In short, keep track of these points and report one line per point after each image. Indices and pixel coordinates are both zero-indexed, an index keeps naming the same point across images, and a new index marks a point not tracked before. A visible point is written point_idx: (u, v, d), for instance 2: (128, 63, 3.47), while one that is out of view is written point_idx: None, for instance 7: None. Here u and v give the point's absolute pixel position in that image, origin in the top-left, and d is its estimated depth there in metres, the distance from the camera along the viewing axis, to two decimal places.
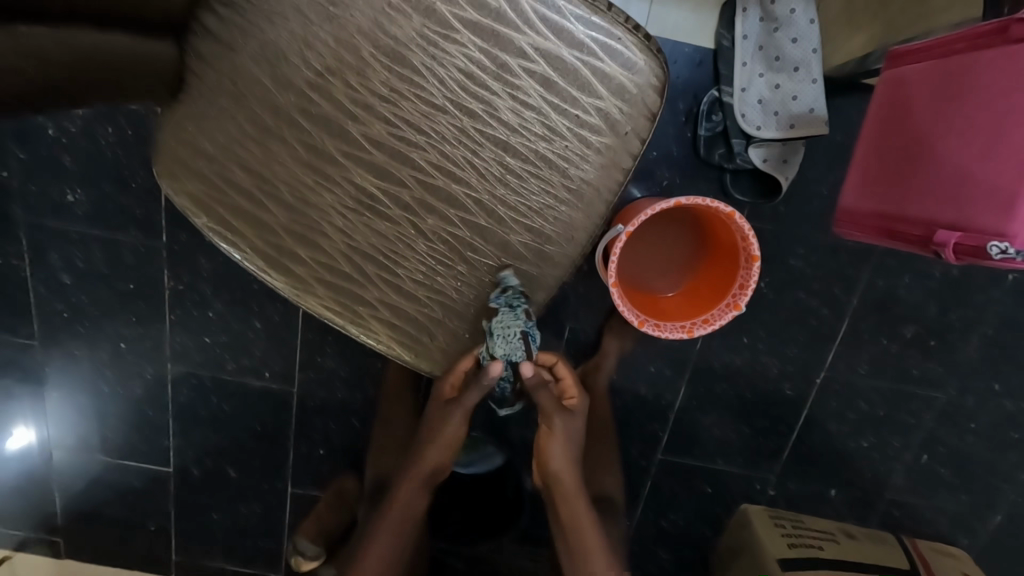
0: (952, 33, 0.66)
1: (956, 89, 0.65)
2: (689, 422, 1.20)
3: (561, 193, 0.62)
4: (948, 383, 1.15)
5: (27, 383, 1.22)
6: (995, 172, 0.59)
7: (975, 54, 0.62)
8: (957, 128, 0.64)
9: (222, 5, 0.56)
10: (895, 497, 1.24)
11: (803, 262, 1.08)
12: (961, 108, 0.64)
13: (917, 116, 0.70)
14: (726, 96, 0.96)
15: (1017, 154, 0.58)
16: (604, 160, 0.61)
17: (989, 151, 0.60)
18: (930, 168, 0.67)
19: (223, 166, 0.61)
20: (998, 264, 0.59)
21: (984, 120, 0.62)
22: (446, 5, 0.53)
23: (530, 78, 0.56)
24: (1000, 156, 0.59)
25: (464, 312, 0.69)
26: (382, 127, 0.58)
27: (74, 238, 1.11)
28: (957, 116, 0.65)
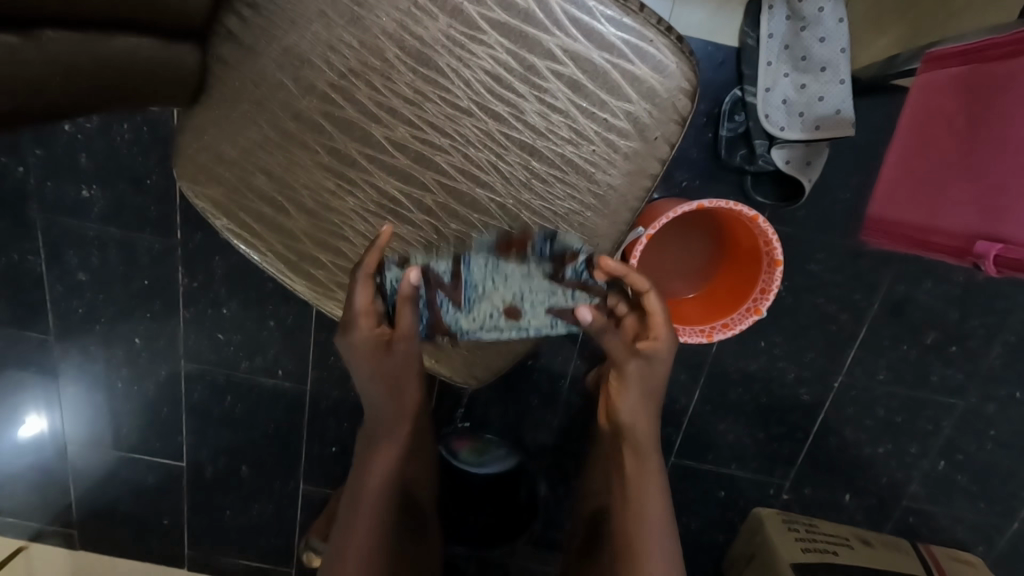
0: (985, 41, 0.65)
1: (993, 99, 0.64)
2: (703, 426, 1.19)
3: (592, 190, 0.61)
4: (968, 390, 1.13)
5: (43, 377, 1.22)
6: None
7: (1010, 62, 0.61)
8: (1001, 128, 0.63)
9: (244, 6, 0.55)
10: (911, 504, 1.22)
11: (823, 266, 1.06)
12: (998, 118, 0.63)
13: (954, 125, 0.69)
14: (749, 96, 0.93)
15: None
16: (632, 164, 0.59)
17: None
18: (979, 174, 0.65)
19: (245, 170, 0.60)
20: None
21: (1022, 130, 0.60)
22: (474, 6, 0.52)
23: (558, 81, 0.55)
24: None
25: None
26: (406, 130, 0.57)
27: (89, 236, 1.11)
28: (995, 127, 0.64)
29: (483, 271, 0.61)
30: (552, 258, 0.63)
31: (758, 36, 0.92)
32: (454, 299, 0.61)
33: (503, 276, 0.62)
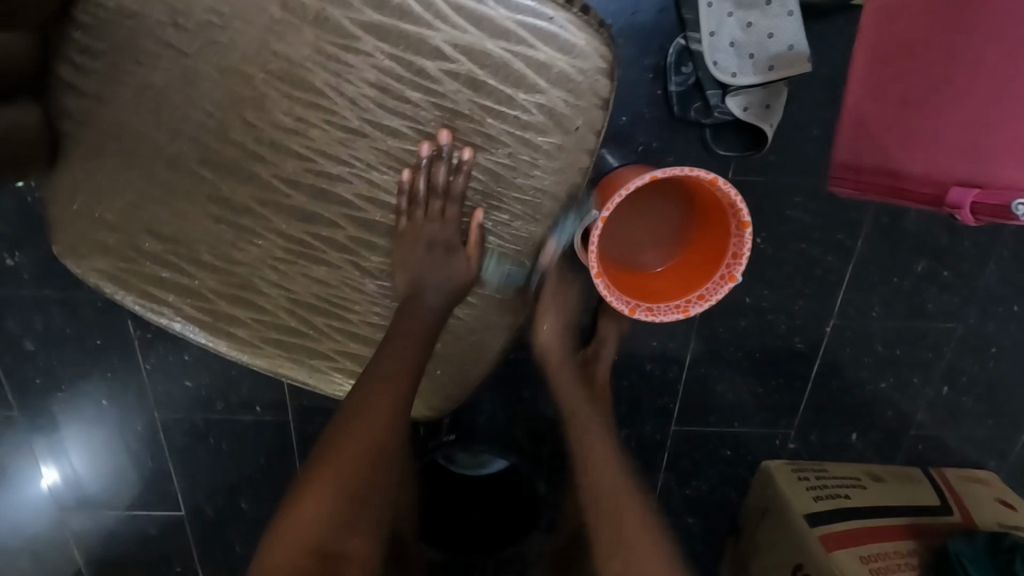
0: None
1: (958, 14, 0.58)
2: (701, 389, 1.09)
3: (581, 152, 0.51)
4: (965, 313, 1.06)
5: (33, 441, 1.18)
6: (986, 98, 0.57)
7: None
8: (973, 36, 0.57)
9: (78, 53, 0.48)
10: (919, 432, 1.17)
11: (803, 212, 0.96)
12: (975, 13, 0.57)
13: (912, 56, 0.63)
14: (694, 44, 0.84)
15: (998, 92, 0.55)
16: (578, 137, 0.51)
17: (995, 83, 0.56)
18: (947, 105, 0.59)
19: (129, 234, 0.54)
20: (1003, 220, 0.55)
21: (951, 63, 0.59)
22: (340, 10, 0.46)
23: (454, 80, 0.48)
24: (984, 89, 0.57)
25: (488, 319, 0.61)
26: (297, 164, 0.51)
27: (26, 302, 1.02)
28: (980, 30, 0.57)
29: (525, 162, 0.52)
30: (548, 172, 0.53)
31: None
32: (528, 173, 0.52)
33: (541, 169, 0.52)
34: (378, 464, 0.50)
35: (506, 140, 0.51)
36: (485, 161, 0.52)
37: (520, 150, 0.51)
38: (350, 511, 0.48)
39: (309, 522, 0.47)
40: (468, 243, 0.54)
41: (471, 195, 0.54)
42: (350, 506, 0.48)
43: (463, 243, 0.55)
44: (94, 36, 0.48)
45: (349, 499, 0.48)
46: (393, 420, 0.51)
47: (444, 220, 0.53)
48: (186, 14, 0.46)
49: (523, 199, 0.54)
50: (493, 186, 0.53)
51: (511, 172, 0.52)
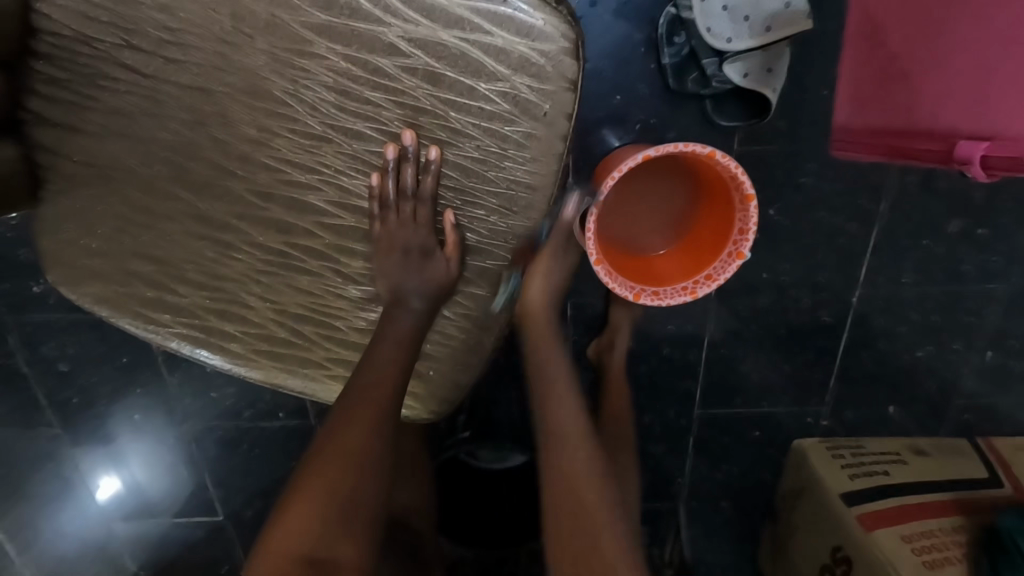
0: None
1: None
2: (725, 371, 1.05)
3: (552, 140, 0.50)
4: (1007, 272, 0.98)
5: (75, 462, 1.20)
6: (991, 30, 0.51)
7: None
8: None
9: (45, 84, 0.50)
10: (965, 402, 1.08)
11: (817, 178, 0.91)
12: None
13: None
14: (685, 12, 0.81)
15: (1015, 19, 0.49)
16: (546, 124, 0.49)
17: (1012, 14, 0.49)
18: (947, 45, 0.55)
19: (120, 257, 0.56)
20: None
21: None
22: (289, 14, 0.45)
23: (413, 76, 0.47)
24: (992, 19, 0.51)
25: (476, 318, 0.60)
26: (268, 176, 0.51)
27: (57, 326, 1.06)
28: None
29: (494, 154, 0.50)
30: (518, 164, 0.51)
31: None
32: (496, 166, 0.51)
33: (508, 160, 0.51)
34: (366, 476, 0.49)
35: (471, 134, 0.49)
36: (453, 158, 0.51)
37: (487, 143, 0.50)
38: (340, 519, 0.48)
39: (298, 519, 0.47)
40: (447, 242, 0.54)
41: (442, 193, 0.52)
42: (338, 509, 0.48)
43: (443, 244, 0.54)
44: (57, 66, 0.49)
45: (337, 511, 0.48)
46: (379, 423, 0.50)
47: (419, 222, 0.52)
48: (140, 36, 0.46)
49: (496, 192, 0.52)
50: (465, 183, 0.52)
51: (479, 166, 0.51)
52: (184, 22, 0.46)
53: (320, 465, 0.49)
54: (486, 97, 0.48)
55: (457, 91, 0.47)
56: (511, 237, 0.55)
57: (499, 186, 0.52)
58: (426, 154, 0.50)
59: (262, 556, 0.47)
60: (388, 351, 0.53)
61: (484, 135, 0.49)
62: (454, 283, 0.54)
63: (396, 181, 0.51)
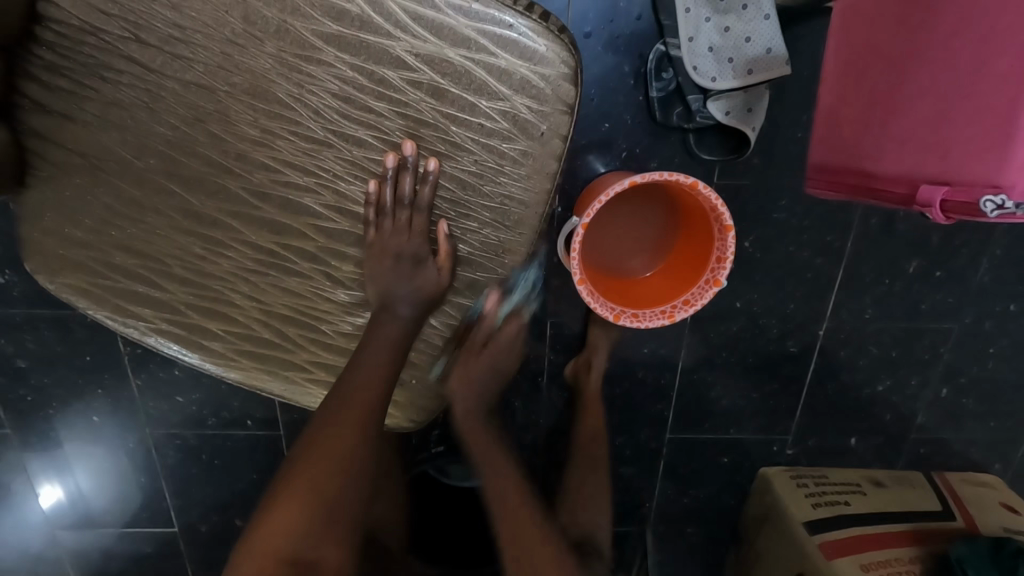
0: None
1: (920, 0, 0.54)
2: (696, 396, 1.08)
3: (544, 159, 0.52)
4: (959, 313, 1.04)
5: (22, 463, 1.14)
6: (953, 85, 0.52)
7: None
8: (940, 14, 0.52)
9: (44, 71, 0.49)
10: (920, 435, 1.13)
11: (788, 214, 0.96)
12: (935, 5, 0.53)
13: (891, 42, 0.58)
14: (673, 49, 0.84)
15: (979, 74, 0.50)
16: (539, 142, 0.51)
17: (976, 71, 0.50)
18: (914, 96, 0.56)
19: (103, 249, 0.55)
20: (998, 221, 0.49)
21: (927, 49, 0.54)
22: (300, 23, 0.46)
23: (417, 89, 0.49)
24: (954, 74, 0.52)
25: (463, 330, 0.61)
26: (264, 175, 0.52)
27: (19, 320, 1.01)
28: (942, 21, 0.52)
29: (491, 167, 0.52)
30: (514, 177, 0.53)
31: None
32: (490, 176, 0.52)
33: (504, 174, 0.52)
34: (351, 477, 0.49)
35: (470, 147, 0.51)
36: (452, 170, 0.52)
37: (486, 158, 0.52)
38: (325, 519, 0.48)
39: (278, 522, 0.47)
40: (439, 250, 0.55)
41: (437, 202, 0.54)
42: (325, 509, 0.48)
43: (434, 253, 0.55)
44: (59, 54, 0.48)
45: (324, 513, 0.48)
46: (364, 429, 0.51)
47: (416, 230, 0.53)
48: (148, 30, 0.47)
49: (489, 205, 0.54)
50: (460, 194, 0.53)
51: (476, 178, 0.53)
52: (193, 20, 0.46)
53: (303, 467, 0.49)
54: (486, 112, 0.50)
55: (460, 106, 0.49)
56: (501, 248, 0.56)
57: (493, 198, 0.54)
58: (423, 163, 0.51)
59: (247, 556, 0.46)
60: (376, 356, 0.53)
61: (481, 149, 0.51)
62: (443, 292, 0.55)
63: (393, 190, 0.52)
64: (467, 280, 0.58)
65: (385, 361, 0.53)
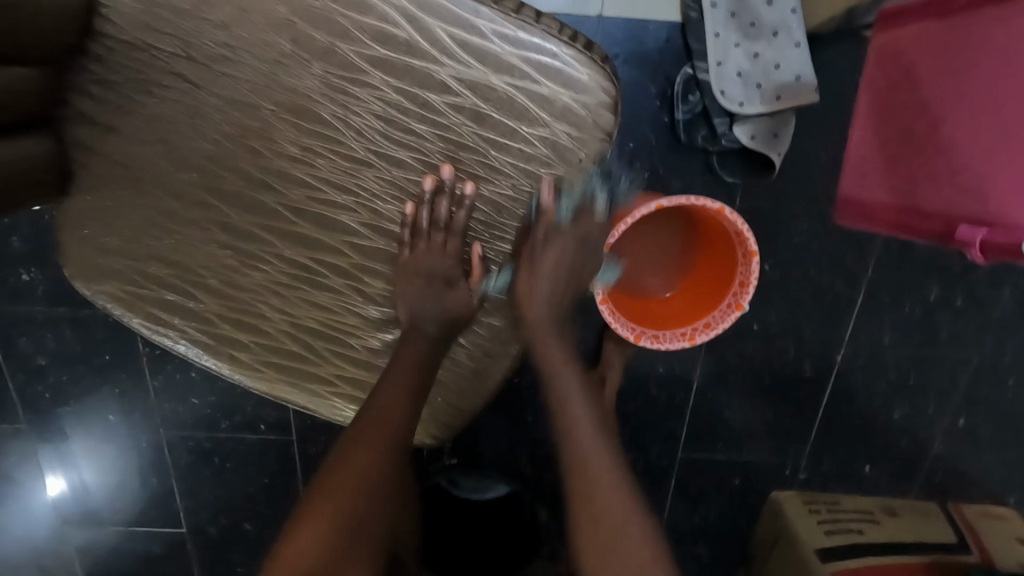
0: None
1: (964, 50, 0.52)
2: (709, 415, 1.07)
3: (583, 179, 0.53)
4: (982, 341, 1.02)
5: (36, 458, 1.15)
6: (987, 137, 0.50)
7: (981, 10, 0.50)
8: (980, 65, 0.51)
9: (92, 83, 0.50)
10: (938, 465, 1.10)
11: (808, 237, 0.95)
12: (975, 57, 0.51)
13: (927, 86, 0.57)
14: (701, 73, 0.85)
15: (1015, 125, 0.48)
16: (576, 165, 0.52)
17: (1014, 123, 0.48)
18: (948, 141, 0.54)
19: (139, 258, 0.56)
20: None
21: (965, 98, 0.53)
22: (347, 45, 0.46)
23: (459, 114, 0.49)
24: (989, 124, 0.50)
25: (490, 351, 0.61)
26: (302, 193, 0.52)
27: (39, 318, 1.02)
28: (979, 73, 0.51)
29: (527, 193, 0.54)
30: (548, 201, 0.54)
31: (700, 7, 0.83)
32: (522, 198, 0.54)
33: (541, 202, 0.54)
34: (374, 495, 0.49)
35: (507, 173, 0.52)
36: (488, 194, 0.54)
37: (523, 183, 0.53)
38: (346, 538, 0.47)
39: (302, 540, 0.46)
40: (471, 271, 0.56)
41: (472, 223, 0.55)
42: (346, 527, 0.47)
43: (467, 276, 0.56)
44: (110, 68, 0.49)
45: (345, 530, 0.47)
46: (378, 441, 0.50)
47: (451, 252, 0.54)
48: (195, 47, 0.47)
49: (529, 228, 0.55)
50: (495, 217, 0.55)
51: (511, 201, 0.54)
52: (242, 40, 0.47)
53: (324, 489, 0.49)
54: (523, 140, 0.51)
55: (502, 132, 0.50)
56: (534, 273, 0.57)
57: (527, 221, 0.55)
58: (459, 186, 0.52)
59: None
60: (400, 378, 0.54)
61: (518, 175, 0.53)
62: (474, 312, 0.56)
63: (430, 211, 0.53)
64: (496, 300, 0.59)
65: (407, 380, 0.53)
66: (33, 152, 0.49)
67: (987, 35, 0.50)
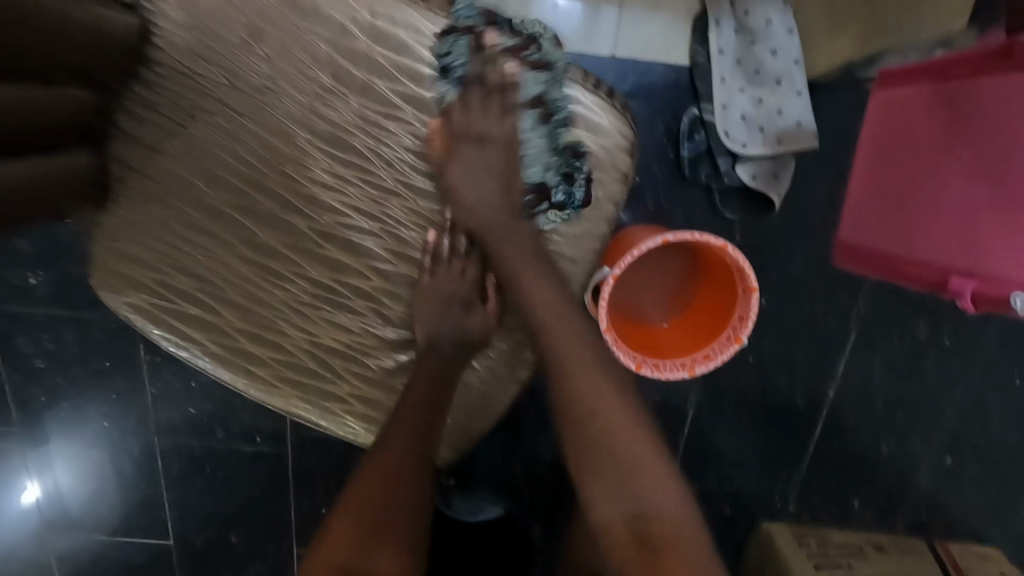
0: (936, 56, 0.59)
1: (953, 117, 0.56)
2: (702, 443, 1.08)
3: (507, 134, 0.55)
4: (967, 381, 1.05)
5: (20, 463, 1.12)
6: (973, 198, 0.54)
7: (971, 82, 0.54)
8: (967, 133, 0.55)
9: (137, 105, 0.53)
10: (925, 501, 1.12)
11: (803, 273, 0.99)
12: (964, 125, 0.55)
13: (919, 147, 0.61)
14: (707, 114, 0.89)
15: (999, 190, 0.52)
16: (500, 125, 0.55)
17: (999, 187, 0.52)
18: (938, 198, 0.58)
19: (161, 271, 0.57)
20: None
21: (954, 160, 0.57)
22: (386, 83, 0.52)
23: (485, 149, 0.55)
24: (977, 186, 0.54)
25: (501, 376, 0.63)
26: (330, 218, 0.55)
27: (40, 321, 1.02)
28: (967, 140, 0.55)
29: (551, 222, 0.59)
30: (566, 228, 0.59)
31: (708, 53, 0.87)
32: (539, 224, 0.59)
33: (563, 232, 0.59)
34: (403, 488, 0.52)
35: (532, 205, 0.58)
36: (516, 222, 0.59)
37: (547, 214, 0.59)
38: (375, 525, 0.49)
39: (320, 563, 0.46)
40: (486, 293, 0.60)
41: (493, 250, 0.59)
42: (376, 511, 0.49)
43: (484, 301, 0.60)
44: (155, 92, 0.52)
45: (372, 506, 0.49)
46: (402, 486, 0.51)
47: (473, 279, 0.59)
48: (240, 77, 0.51)
49: (464, 183, 0.54)
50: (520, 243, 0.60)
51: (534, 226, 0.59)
52: (285, 74, 0.51)
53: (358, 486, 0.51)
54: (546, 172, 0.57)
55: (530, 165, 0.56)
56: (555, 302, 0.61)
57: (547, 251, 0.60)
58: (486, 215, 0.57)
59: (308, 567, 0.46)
60: (421, 394, 0.56)
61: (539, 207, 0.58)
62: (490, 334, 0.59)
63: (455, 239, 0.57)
64: (512, 324, 0.62)
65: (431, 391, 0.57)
66: (74, 167, 0.51)
67: (977, 106, 0.54)
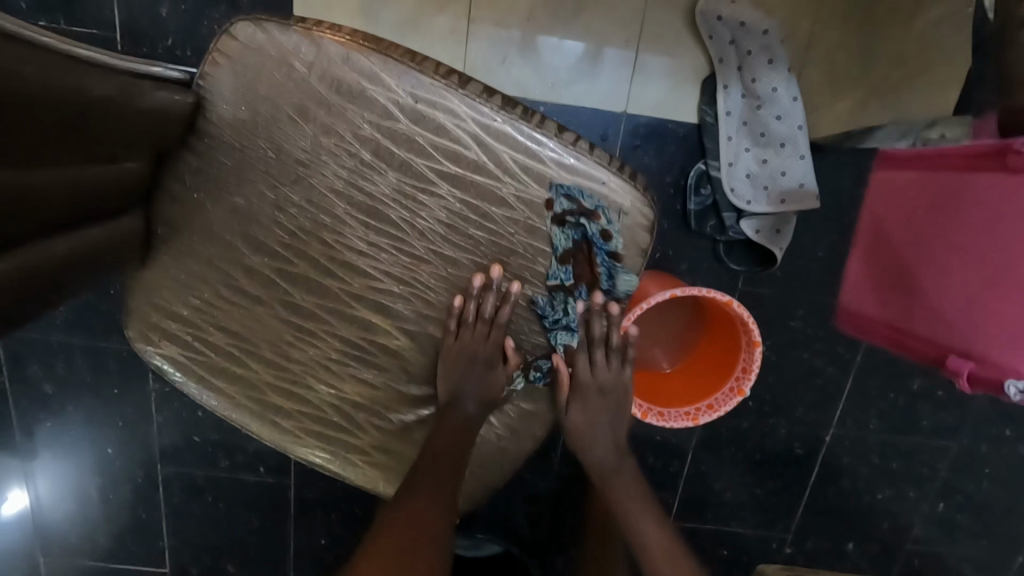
0: (944, 145, 0.62)
1: (952, 205, 0.60)
2: (701, 484, 1.10)
3: (622, 377, 0.67)
4: (959, 433, 1.07)
5: (19, 485, 1.11)
6: (967, 283, 0.58)
7: (971, 175, 0.58)
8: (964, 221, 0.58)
9: (190, 172, 0.57)
10: (916, 548, 1.14)
11: (803, 323, 1.02)
12: (961, 214, 0.59)
13: (915, 227, 0.65)
14: (713, 170, 0.92)
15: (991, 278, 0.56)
16: (617, 373, 0.66)
17: (993, 276, 0.56)
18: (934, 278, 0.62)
19: (201, 327, 0.61)
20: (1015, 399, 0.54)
21: (951, 245, 0.60)
22: (423, 160, 0.54)
23: (513, 224, 0.56)
24: (970, 272, 0.58)
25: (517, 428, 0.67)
26: (362, 282, 0.59)
27: (53, 346, 1.02)
28: (963, 228, 0.59)
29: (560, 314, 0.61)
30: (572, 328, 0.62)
31: (716, 113, 0.91)
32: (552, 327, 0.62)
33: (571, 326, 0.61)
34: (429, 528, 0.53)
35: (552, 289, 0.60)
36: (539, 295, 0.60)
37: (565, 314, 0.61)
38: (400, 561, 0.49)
39: None
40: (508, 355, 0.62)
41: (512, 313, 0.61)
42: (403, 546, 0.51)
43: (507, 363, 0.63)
44: (206, 160, 0.56)
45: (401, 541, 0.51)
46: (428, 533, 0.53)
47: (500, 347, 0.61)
48: (286, 151, 0.54)
49: (582, 419, 0.67)
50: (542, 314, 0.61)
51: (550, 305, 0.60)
52: (328, 152, 0.54)
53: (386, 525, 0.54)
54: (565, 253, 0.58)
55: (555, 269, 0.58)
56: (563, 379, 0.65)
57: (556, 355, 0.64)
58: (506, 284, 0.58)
59: None
60: (449, 446, 0.60)
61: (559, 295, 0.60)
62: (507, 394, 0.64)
63: (479, 306, 0.59)
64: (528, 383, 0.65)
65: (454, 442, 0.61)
66: (126, 232, 0.58)
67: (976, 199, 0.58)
